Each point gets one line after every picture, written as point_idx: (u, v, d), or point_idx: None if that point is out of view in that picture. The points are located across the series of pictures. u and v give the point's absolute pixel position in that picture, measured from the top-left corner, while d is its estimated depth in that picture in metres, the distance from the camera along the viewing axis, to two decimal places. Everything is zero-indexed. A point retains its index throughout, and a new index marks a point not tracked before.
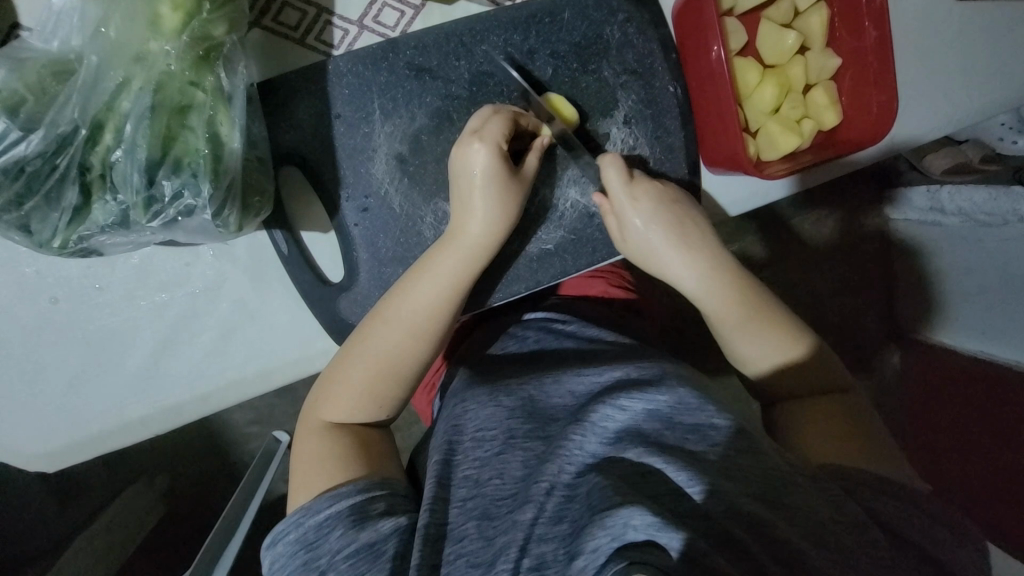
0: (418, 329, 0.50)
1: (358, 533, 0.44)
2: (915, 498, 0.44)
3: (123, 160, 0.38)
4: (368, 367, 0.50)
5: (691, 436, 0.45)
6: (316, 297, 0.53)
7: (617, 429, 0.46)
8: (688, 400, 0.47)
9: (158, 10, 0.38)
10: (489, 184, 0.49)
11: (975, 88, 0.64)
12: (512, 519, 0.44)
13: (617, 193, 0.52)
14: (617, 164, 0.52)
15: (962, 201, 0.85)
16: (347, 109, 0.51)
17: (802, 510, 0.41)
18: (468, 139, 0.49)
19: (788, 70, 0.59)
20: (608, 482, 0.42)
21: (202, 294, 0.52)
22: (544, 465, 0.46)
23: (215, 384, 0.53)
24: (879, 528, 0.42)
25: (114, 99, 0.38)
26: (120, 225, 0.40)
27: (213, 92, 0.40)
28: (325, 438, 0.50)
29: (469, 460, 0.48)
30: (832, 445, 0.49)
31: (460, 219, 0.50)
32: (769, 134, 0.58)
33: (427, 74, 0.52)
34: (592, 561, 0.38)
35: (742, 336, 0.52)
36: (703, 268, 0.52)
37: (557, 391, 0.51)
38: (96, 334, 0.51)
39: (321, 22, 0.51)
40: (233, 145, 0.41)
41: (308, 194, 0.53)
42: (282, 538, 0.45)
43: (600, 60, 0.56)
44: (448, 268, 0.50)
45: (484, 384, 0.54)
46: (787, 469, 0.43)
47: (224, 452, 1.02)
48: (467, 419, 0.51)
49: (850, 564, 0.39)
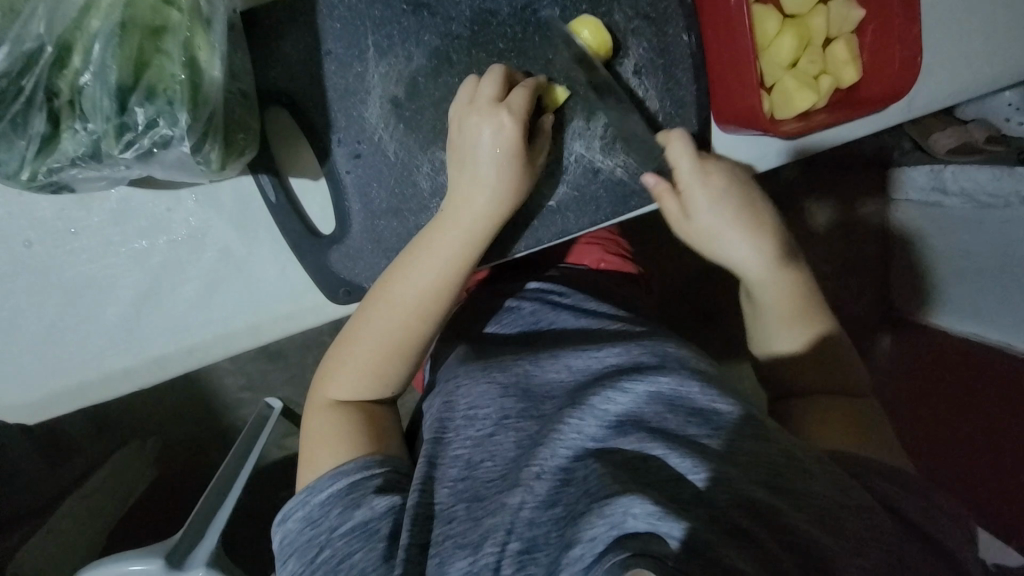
0: (425, 312, 0.49)
1: (355, 511, 0.44)
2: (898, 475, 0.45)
3: (92, 84, 0.35)
4: (375, 347, 0.50)
5: (694, 419, 0.45)
6: (306, 249, 0.50)
7: (619, 413, 0.46)
8: (691, 384, 0.47)
9: None
10: (507, 159, 0.48)
11: (1005, 55, 0.60)
12: (500, 501, 0.43)
13: (684, 174, 0.52)
14: (686, 144, 0.51)
15: (965, 181, 0.81)
16: (339, 46, 0.47)
17: (807, 494, 0.41)
18: (490, 108, 0.47)
19: (810, 21, 0.55)
20: (606, 470, 0.42)
21: (184, 243, 0.49)
22: (536, 448, 0.45)
23: (200, 336, 0.52)
24: (886, 515, 0.42)
25: (83, 17, 0.35)
26: (91, 157, 0.37)
27: (189, 13, 0.36)
28: (332, 416, 0.50)
29: (459, 439, 0.49)
30: (837, 434, 0.50)
31: (463, 190, 0.48)
32: (784, 90, 0.55)
33: (426, 10, 0.48)
34: (588, 551, 0.37)
35: (782, 321, 0.54)
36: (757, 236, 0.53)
37: (552, 366, 0.52)
38: (72, 282, 0.49)
39: None
40: (214, 73, 0.37)
41: (297, 137, 0.49)
42: (290, 515, 0.46)
43: (612, 3, 0.52)
44: (448, 250, 0.48)
45: (478, 361, 0.54)
46: (795, 456, 0.43)
47: (217, 417, 1.02)
48: (460, 396, 0.51)
49: (853, 551, 0.39)
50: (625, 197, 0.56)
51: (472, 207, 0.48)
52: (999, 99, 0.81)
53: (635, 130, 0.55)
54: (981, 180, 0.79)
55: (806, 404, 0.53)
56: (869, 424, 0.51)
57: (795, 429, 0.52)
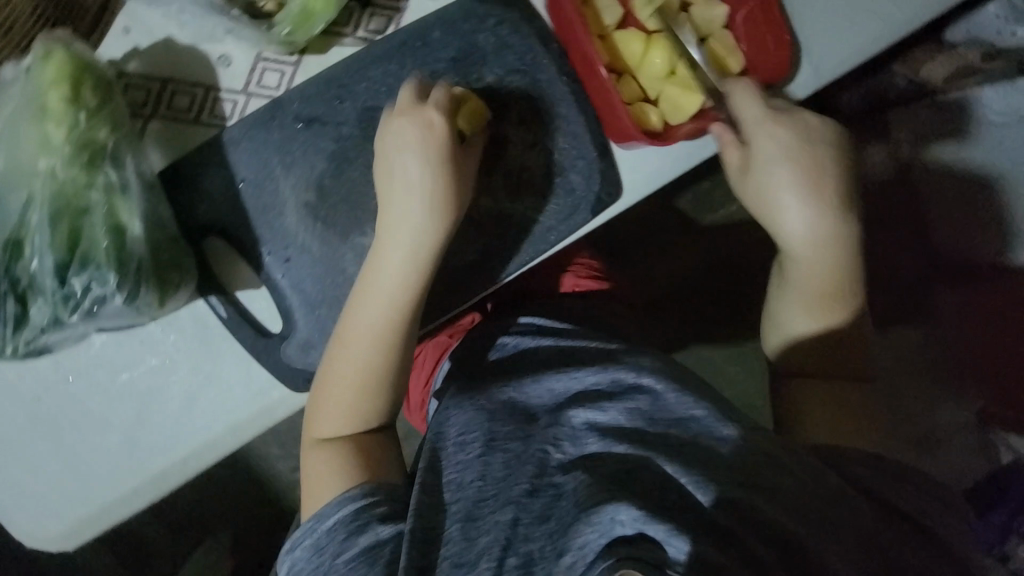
0: (386, 313, 0.53)
1: (359, 537, 0.47)
2: (876, 461, 0.50)
3: (39, 267, 0.43)
4: (349, 387, 0.53)
5: (671, 428, 0.49)
6: (261, 350, 0.56)
7: (600, 429, 0.50)
8: (668, 396, 0.51)
9: (45, 132, 0.43)
10: (428, 152, 0.51)
11: (896, 1, 0.60)
12: (493, 520, 0.46)
13: (749, 121, 0.54)
14: (749, 91, 0.55)
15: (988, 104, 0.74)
16: (250, 172, 0.54)
17: (778, 487, 0.45)
18: (411, 105, 0.52)
19: (674, 31, 0.57)
20: (593, 479, 0.46)
21: (160, 368, 0.56)
22: (522, 466, 0.49)
23: (190, 446, 0.58)
24: (865, 501, 0.46)
25: (23, 216, 0.43)
26: (53, 325, 0.44)
27: (106, 190, 0.44)
28: (326, 448, 0.53)
29: (451, 464, 0.51)
30: (824, 428, 0.55)
31: (393, 194, 0.52)
32: (670, 98, 0.56)
33: (317, 122, 0.54)
34: (580, 558, 0.41)
35: (801, 299, 0.57)
36: (819, 188, 0.54)
37: (535, 390, 0.55)
38: (79, 421, 0.56)
39: (211, 99, 0.54)
40: (135, 232, 0.44)
41: (234, 257, 0.56)
42: (299, 544, 0.49)
43: (481, 69, 0.56)
44: (394, 288, 0.52)
45: (467, 389, 0.57)
46: (765, 447, 0.47)
47: (272, 500, 1.08)
48: (449, 424, 0.54)
49: (835, 539, 0.43)
50: (544, 234, 0.58)
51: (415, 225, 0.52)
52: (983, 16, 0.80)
53: (536, 172, 0.58)
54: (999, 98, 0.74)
55: (802, 389, 0.58)
56: (864, 415, 0.56)
57: (786, 418, 0.58)
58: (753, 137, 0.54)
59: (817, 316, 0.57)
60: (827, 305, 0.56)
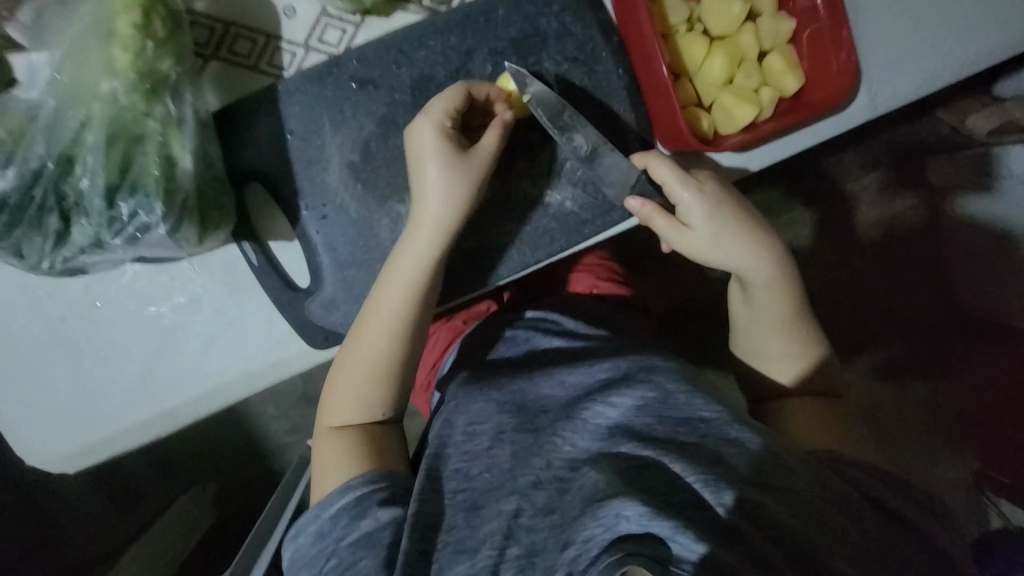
0: (393, 325, 0.53)
1: (360, 522, 0.49)
2: (873, 471, 0.50)
3: (88, 187, 0.43)
4: (360, 371, 0.54)
5: (681, 428, 0.48)
6: (286, 303, 0.57)
7: (610, 424, 0.50)
8: (677, 394, 0.50)
9: (112, 54, 0.43)
10: (444, 158, 0.51)
11: (969, 39, 0.58)
12: (496, 508, 0.48)
13: (676, 188, 0.54)
14: (669, 164, 0.53)
15: None
16: (299, 125, 0.54)
17: (790, 492, 0.44)
18: (416, 116, 0.52)
19: (738, 40, 0.56)
20: (602, 476, 0.45)
21: (185, 307, 0.57)
22: (532, 458, 0.50)
23: (204, 387, 0.58)
24: (872, 511, 0.46)
25: (79, 135, 0.43)
26: (94, 246, 0.45)
27: (163, 121, 0.44)
28: (338, 439, 0.54)
29: (457, 453, 0.52)
30: (816, 435, 0.55)
31: (419, 193, 0.53)
32: (723, 107, 0.56)
33: (371, 84, 0.55)
34: (583, 551, 0.41)
35: (766, 338, 0.58)
36: (753, 242, 0.55)
37: (547, 383, 0.55)
38: (100, 348, 0.57)
39: (270, 47, 0.54)
40: (185, 166, 0.45)
41: (272, 207, 0.56)
42: (302, 531, 0.51)
43: (540, 52, 0.56)
44: (416, 271, 0.53)
45: (479, 380, 0.57)
46: (782, 458, 0.46)
47: (263, 460, 1.09)
48: (460, 413, 0.55)
49: (846, 549, 0.42)
50: (579, 226, 0.59)
51: (430, 228, 0.52)
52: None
53: (579, 164, 0.58)
54: None
55: (788, 414, 0.57)
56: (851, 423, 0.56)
57: (776, 432, 0.57)
58: (682, 202, 0.54)
59: (789, 357, 0.57)
60: (794, 340, 0.57)
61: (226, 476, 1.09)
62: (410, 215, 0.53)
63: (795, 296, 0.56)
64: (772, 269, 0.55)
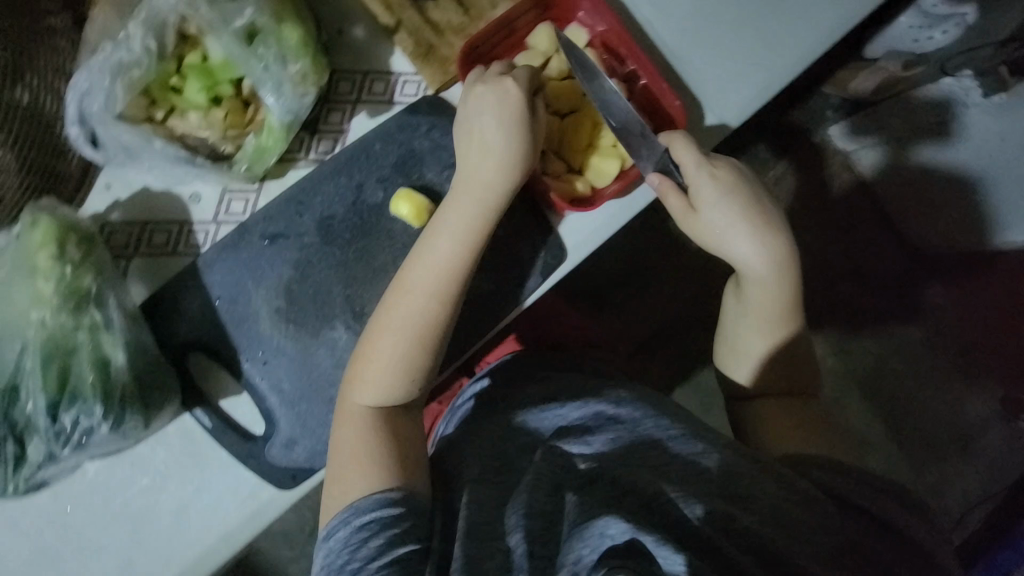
0: (439, 292, 0.56)
1: (387, 550, 0.48)
2: (837, 467, 0.56)
3: (33, 409, 0.47)
4: (387, 364, 0.56)
5: (654, 450, 0.56)
6: (247, 454, 0.59)
7: (598, 446, 0.58)
8: (638, 414, 0.61)
9: (38, 288, 0.48)
10: (507, 123, 0.58)
11: (784, 47, 0.65)
12: (496, 545, 0.49)
13: (691, 172, 0.60)
14: (689, 144, 0.60)
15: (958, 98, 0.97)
16: (225, 289, 0.60)
17: (755, 500, 0.50)
18: (490, 80, 0.59)
19: (585, 110, 0.65)
20: (584, 501, 0.51)
21: (152, 487, 0.58)
22: (525, 486, 0.54)
23: (186, 561, 0.59)
24: (830, 501, 0.52)
25: (17, 364, 0.48)
26: (48, 460, 0.48)
27: (90, 329, 0.49)
28: (363, 420, 0.56)
29: (462, 491, 0.55)
30: (785, 433, 0.62)
31: (478, 162, 0.58)
32: (593, 167, 0.64)
33: (281, 236, 0.61)
34: (575, 573, 0.46)
35: (755, 320, 0.64)
36: (765, 239, 0.61)
37: (535, 421, 0.63)
38: (77, 553, 0.58)
39: (185, 231, 0.61)
40: (119, 363, 0.49)
41: (217, 368, 0.60)
42: (332, 534, 0.51)
43: (420, 167, 0.63)
44: (450, 271, 0.56)
45: (467, 428, 0.63)
46: (740, 470, 0.53)
47: None
48: (453, 460, 0.59)
49: (798, 538, 0.48)
50: (500, 303, 0.64)
51: (464, 213, 0.58)
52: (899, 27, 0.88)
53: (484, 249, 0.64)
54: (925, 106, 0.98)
55: (760, 409, 0.65)
56: (824, 425, 0.63)
57: (748, 434, 0.65)
58: (695, 182, 0.60)
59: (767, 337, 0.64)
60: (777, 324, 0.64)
61: None
62: (466, 177, 0.58)
63: (772, 295, 0.62)
64: (771, 269, 0.61)
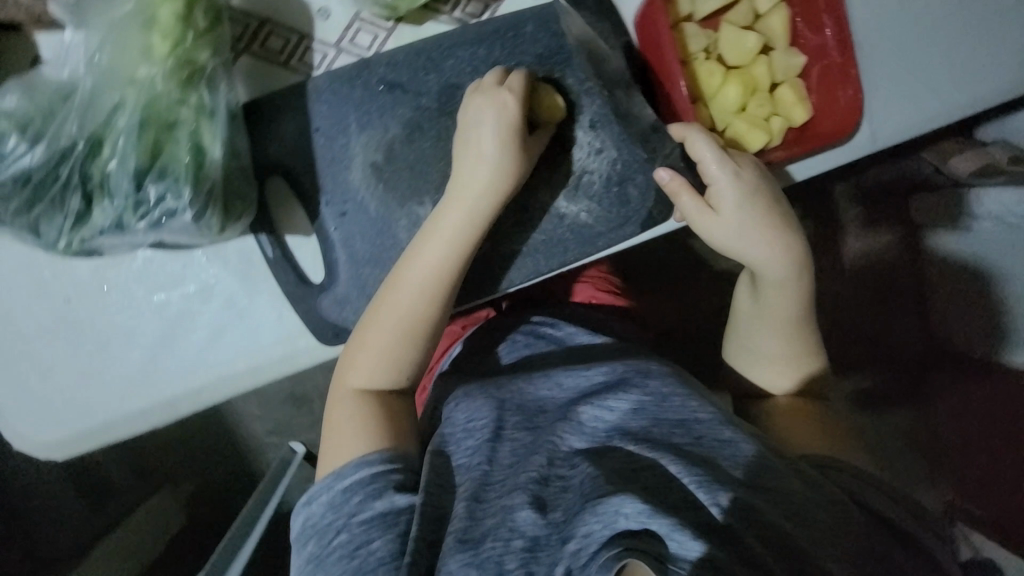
0: (434, 294, 0.54)
1: (375, 501, 0.47)
2: (865, 476, 0.50)
3: (116, 169, 0.43)
4: (387, 352, 0.54)
5: (677, 430, 0.49)
6: (298, 298, 0.56)
7: (609, 425, 0.50)
8: (672, 398, 0.52)
9: (150, 42, 0.44)
10: (507, 139, 0.53)
11: (961, 84, 0.63)
12: (500, 504, 0.46)
13: (708, 164, 0.54)
14: (707, 137, 0.54)
15: (993, 202, 0.80)
16: (326, 122, 0.55)
17: (781, 492, 0.44)
18: (493, 90, 0.54)
19: (751, 70, 0.59)
20: (600, 472, 0.45)
21: (196, 296, 0.56)
22: (532, 455, 0.49)
23: (205, 378, 0.57)
24: (857, 512, 0.46)
25: (111, 118, 0.44)
26: (115, 229, 0.45)
27: (196, 109, 0.45)
28: (358, 401, 0.53)
29: (461, 450, 0.51)
30: (804, 438, 0.55)
31: (473, 169, 0.54)
32: (736, 133, 0.58)
33: (399, 88, 0.56)
34: (583, 546, 0.41)
35: (772, 328, 0.59)
36: (793, 246, 0.55)
37: (544, 385, 0.56)
38: (102, 333, 0.56)
39: (302, 46, 0.55)
40: (215, 155, 0.45)
41: (290, 201, 0.57)
42: (315, 499, 0.48)
43: (564, 69, 0.58)
44: (428, 271, 0.53)
45: (481, 383, 0.58)
46: (770, 460, 0.46)
47: (242, 463, 1.08)
48: (458, 412, 0.55)
49: (827, 542, 0.43)
50: (592, 238, 0.60)
51: (467, 207, 0.53)
52: None
53: (596, 177, 0.59)
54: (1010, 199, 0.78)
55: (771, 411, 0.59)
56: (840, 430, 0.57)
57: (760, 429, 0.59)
58: (713, 181, 0.55)
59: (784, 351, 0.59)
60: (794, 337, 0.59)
61: (200, 477, 1.07)
62: (455, 184, 0.54)
63: (797, 293, 0.57)
64: (800, 283, 0.56)
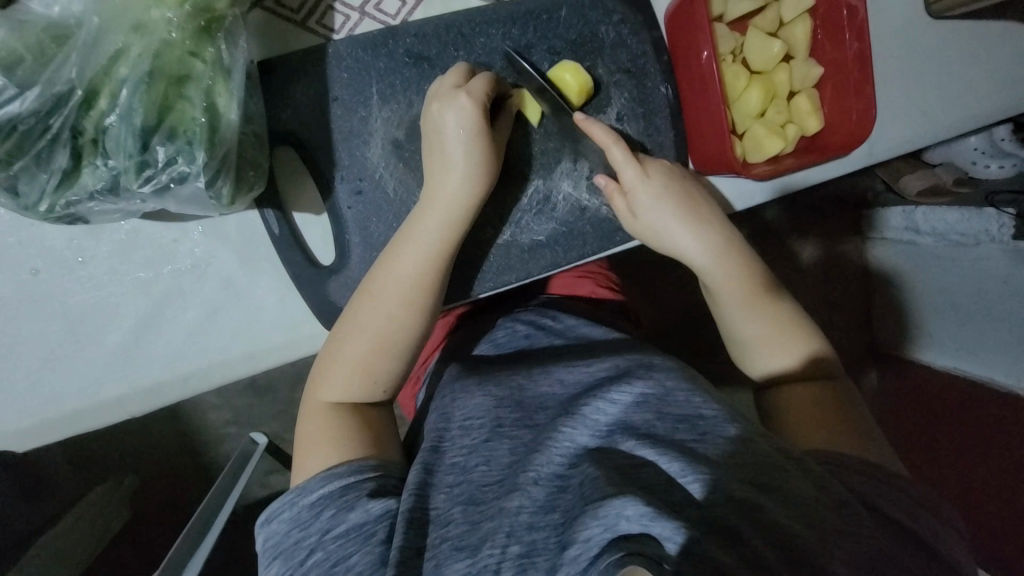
0: (411, 301, 0.51)
1: (348, 513, 0.44)
2: (872, 471, 0.47)
3: (117, 125, 0.38)
4: (352, 366, 0.51)
5: (681, 426, 0.46)
6: (306, 281, 0.52)
7: (609, 422, 0.47)
8: (677, 393, 0.48)
9: None
10: (468, 142, 0.50)
11: (951, 106, 0.67)
12: (499, 506, 0.43)
13: (625, 171, 0.55)
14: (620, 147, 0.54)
15: (935, 221, 0.90)
16: (346, 92, 0.51)
17: (789, 489, 0.42)
18: (452, 94, 0.50)
19: (774, 77, 0.61)
20: (602, 473, 0.42)
21: (188, 271, 0.51)
22: (533, 454, 0.46)
23: (195, 364, 0.52)
24: (865, 511, 0.43)
25: (111, 64, 0.38)
26: (110, 190, 0.40)
27: (212, 63, 0.40)
28: (330, 416, 0.50)
29: (457, 447, 0.49)
30: (814, 433, 0.51)
31: (438, 179, 0.51)
32: (754, 136, 0.60)
33: (426, 62, 0.53)
34: (583, 552, 0.38)
35: (740, 312, 0.56)
36: (716, 237, 0.56)
37: (546, 381, 0.53)
38: (75, 309, 0.50)
39: (322, 6, 0.51)
40: (230, 116, 0.41)
41: (303, 175, 0.53)
42: (276, 517, 0.45)
43: (595, 58, 0.57)
44: (403, 280, 0.50)
45: (473, 375, 0.55)
46: (774, 458, 0.44)
47: (199, 454, 1.00)
48: (456, 407, 0.52)
49: (835, 545, 0.40)
50: (611, 232, 0.60)
51: (448, 216, 0.51)
52: (963, 144, 0.88)
53: None
54: (950, 219, 0.88)
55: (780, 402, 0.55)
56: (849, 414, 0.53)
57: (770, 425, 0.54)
58: (630, 185, 0.55)
59: (786, 349, 0.56)
60: (779, 334, 0.56)
61: (148, 469, 0.98)
62: (429, 193, 0.51)
63: (739, 275, 0.56)
64: (732, 267, 0.56)
